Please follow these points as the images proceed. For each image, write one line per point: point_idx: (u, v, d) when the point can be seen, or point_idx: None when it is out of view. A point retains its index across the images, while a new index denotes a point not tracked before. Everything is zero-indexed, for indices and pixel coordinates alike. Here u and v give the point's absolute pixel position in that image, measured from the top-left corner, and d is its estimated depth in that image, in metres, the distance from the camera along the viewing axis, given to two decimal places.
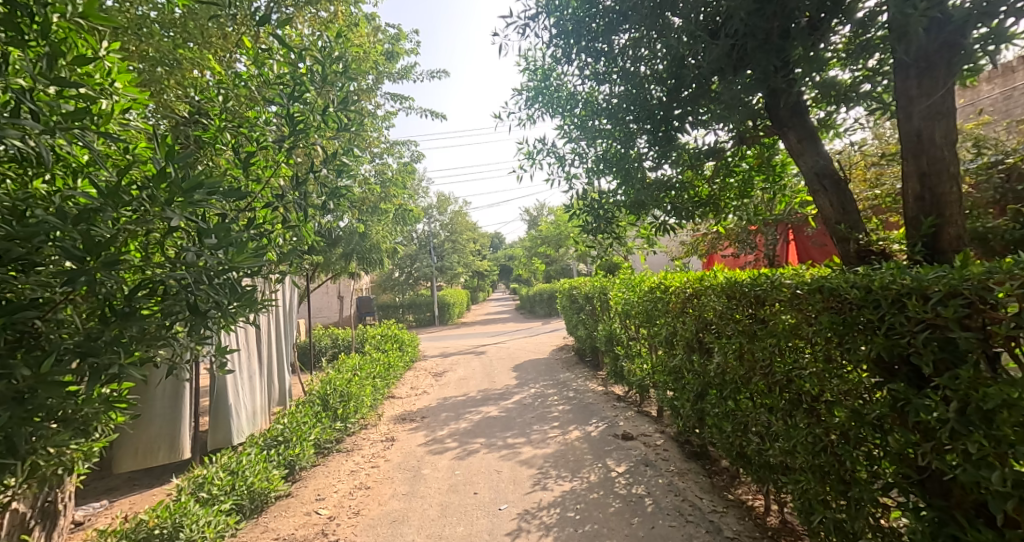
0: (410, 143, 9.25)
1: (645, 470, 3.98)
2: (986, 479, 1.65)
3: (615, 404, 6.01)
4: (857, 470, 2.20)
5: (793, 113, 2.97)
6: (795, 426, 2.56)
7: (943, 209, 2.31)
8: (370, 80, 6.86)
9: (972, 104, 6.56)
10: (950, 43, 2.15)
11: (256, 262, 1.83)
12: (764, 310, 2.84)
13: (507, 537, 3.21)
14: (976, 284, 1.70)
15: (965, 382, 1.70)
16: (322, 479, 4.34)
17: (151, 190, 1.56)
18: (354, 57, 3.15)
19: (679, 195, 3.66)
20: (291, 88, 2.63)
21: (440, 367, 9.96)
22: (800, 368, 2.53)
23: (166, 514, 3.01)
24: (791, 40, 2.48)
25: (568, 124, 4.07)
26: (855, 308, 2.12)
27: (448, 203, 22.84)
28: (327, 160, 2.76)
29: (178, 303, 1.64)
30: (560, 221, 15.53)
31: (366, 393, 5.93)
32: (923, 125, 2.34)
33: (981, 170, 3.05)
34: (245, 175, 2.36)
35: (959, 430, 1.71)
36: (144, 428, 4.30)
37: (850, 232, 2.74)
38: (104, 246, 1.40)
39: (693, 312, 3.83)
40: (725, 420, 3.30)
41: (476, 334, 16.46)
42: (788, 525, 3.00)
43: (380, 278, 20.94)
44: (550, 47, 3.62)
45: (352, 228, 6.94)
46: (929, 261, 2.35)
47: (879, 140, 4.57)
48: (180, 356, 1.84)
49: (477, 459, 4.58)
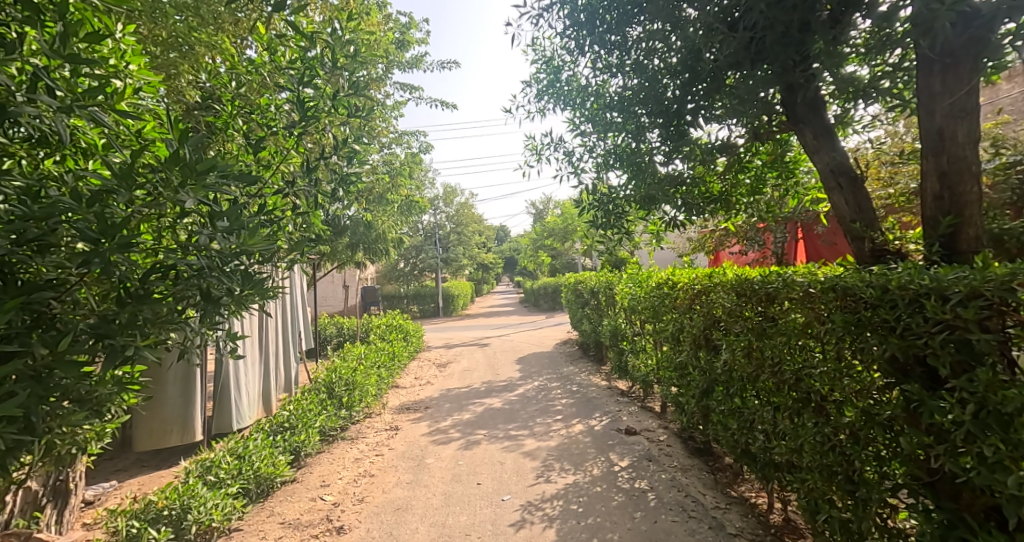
0: (418, 133, 9.23)
1: (648, 465, 3.99)
2: (1000, 482, 1.63)
3: (619, 398, 6.02)
4: (866, 471, 2.18)
5: (810, 108, 2.93)
6: (803, 425, 2.54)
7: (962, 209, 2.27)
8: (381, 69, 6.84)
9: (990, 103, 6.49)
10: (977, 38, 2.10)
11: (267, 246, 1.82)
12: (774, 308, 2.82)
13: (509, 528, 3.22)
14: (997, 285, 1.67)
15: (982, 384, 1.67)
16: (327, 465, 4.37)
17: (164, 172, 1.55)
18: (365, 43, 3.12)
19: (690, 191, 3.62)
20: (302, 73, 2.62)
21: (444, 357, 10.02)
22: (809, 367, 2.50)
23: (175, 496, 3.04)
24: (812, 34, 2.40)
25: (579, 116, 4.04)
26: (870, 307, 2.09)
27: (454, 194, 22.82)
28: (338, 148, 2.79)
29: (190, 288, 1.64)
30: (568, 215, 15.56)
31: (371, 382, 5.96)
32: (946, 123, 2.30)
33: (999, 170, 2.98)
34: (255, 160, 2.36)
35: (975, 432, 1.69)
36: (158, 410, 4.35)
37: (866, 231, 2.70)
38: (118, 228, 1.41)
39: (701, 308, 3.80)
40: (731, 417, 3.28)
41: (480, 326, 16.51)
42: (791, 523, 3.00)
43: (386, 269, 21.05)
44: (563, 38, 3.59)
45: (358, 217, 6.96)
46: (946, 261, 2.32)
47: (894, 138, 4.51)
48: (191, 340, 1.83)
49: (480, 451, 4.59)
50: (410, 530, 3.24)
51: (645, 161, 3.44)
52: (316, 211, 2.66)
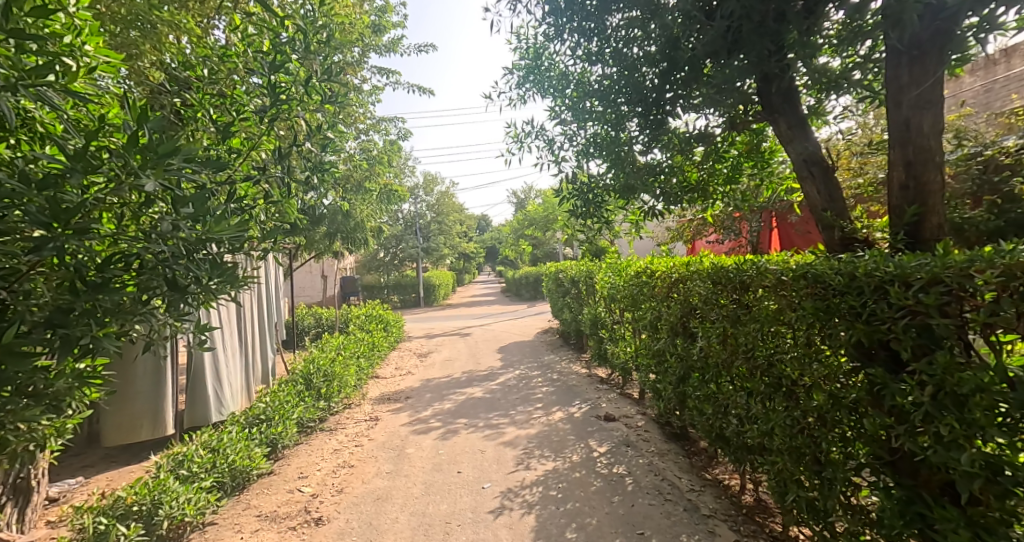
0: (397, 119, 9.12)
1: (626, 450, 4.06)
2: (955, 460, 1.69)
3: (598, 386, 6.11)
4: (832, 451, 2.26)
5: (785, 99, 2.96)
6: (774, 409, 2.62)
7: (926, 198, 2.34)
8: (357, 53, 6.66)
9: (954, 95, 6.79)
10: (943, 31, 2.14)
11: (235, 233, 1.75)
12: (749, 295, 2.88)
13: (489, 514, 3.25)
14: (956, 272, 1.71)
15: (940, 367, 1.73)
16: (305, 457, 4.33)
17: (123, 156, 1.49)
18: (340, 27, 3.03)
19: (669, 180, 3.64)
20: (272, 57, 2.54)
21: (426, 347, 10.00)
22: (781, 353, 2.57)
23: (145, 491, 2.96)
24: (786, 24, 2.42)
25: (559, 105, 4.01)
26: (839, 294, 2.15)
27: (435, 182, 22.55)
28: (311, 135, 2.74)
29: (155, 277, 1.59)
30: (548, 204, 15.64)
31: (350, 373, 5.90)
32: (912, 113, 2.35)
33: (960, 161, 3.07)
34: (223, 147, 2.28)
35: (932, 413, 1.75)
36: (126, 404, 4.23)
37: (836, 220, 2.75)
38: (72, 213, 1.35)
39: (678, 296, 3.85)
40: (706, 403, 3.36)
41: (461, 316, 16.49)
42: (762, 503, 3.10)
43: (366, 258, 20.84)
44: (543, 25, 3.56)
45: (336, 206, 6.85)
46: (910, 249, 2.38)
47: (863, 129, 4.62)
48: (159, 332, 1.79)
49: (461, 439, 4.61)
50: (390, 520, 3.23)
51: (624, 151, 3.47)
52: (290, 200, 2.62)
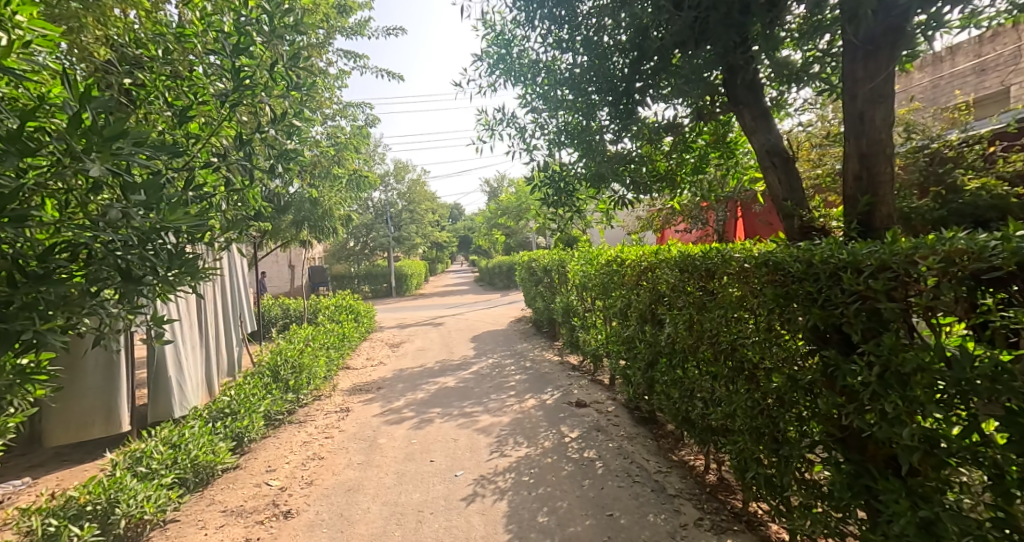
0: (364, 105, 8.89)
1: (597, 435, 4.14)
2: (898, 435, 1.79)
3: (570, 373, 6.19)
4: (788, 430, 2.36)
5: (749, 90, 3.03)
6: (736, 392, 2.72)
7: (877, 189, 2.44)
8: (322, 35, 6.43)
9: (904, 91, 7.11)
10: (895, 27, 2.22)
11: (193, 222, 1.68)
12: (714, 283, 2.96)
13: (461, 502, 3.27)
14: (903, 259, 1.78)
15: (887, 348, 1.82)
16: (273, 450, 4.25)
17: (64, 138, 1.41)
18: (303, 8, 2.92)
19: (638, 169, 3.68)
20: (229, 37, 2.43)
21: (398, 338, 9.90)
22: (743, 337, 2.66)
23: (99, 490, 2.85)
24: (751, 16, 2.46)
25: (530, 93, 3.98)
26: (797, 281, 2.23)
27: (406, 170, 22.18)
28: (276, 121, 2.64)
29: (105, 268, 1.54)
30: (520, 192, 15.63)
31: (319, 364, 5.81)
32: (866, 107, 2.43)
33: (909, 153, 3.21)
34: (180, 131, 2.19)
35: (879, 392, 1.85)
36: (75, 401, 4.05)
37: (796, 209, 2.84)
38: (8, 199, 1.27)
39: (647, 284, 3.93)
40: (673, 387, 3.45)
41: (434, 305, 16.37)
42: (725, 482, 3.23)
43: (335, 248, 20.40)
44: (514, 11, 3.51)
45: (302, 193, 6.66)
46: (862, 237, 2.49)
47: (822, 122, 4.79)
48: (111, 325, 1.71)
49: (434, 428, 4.61)
50: (361, 510, 3.22)
51: (595, 140, 3.50)
52: (252, 187, 2.54)
